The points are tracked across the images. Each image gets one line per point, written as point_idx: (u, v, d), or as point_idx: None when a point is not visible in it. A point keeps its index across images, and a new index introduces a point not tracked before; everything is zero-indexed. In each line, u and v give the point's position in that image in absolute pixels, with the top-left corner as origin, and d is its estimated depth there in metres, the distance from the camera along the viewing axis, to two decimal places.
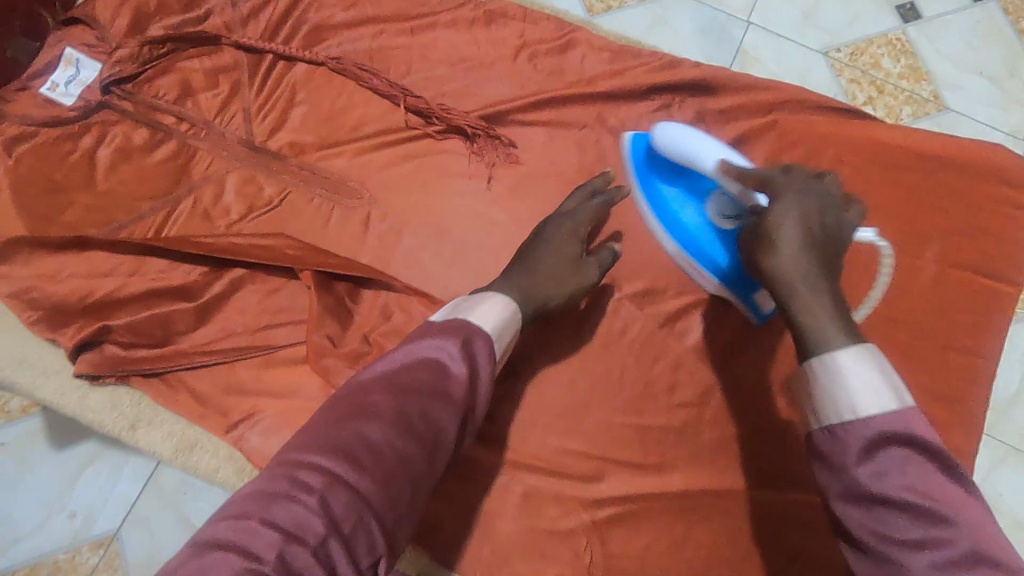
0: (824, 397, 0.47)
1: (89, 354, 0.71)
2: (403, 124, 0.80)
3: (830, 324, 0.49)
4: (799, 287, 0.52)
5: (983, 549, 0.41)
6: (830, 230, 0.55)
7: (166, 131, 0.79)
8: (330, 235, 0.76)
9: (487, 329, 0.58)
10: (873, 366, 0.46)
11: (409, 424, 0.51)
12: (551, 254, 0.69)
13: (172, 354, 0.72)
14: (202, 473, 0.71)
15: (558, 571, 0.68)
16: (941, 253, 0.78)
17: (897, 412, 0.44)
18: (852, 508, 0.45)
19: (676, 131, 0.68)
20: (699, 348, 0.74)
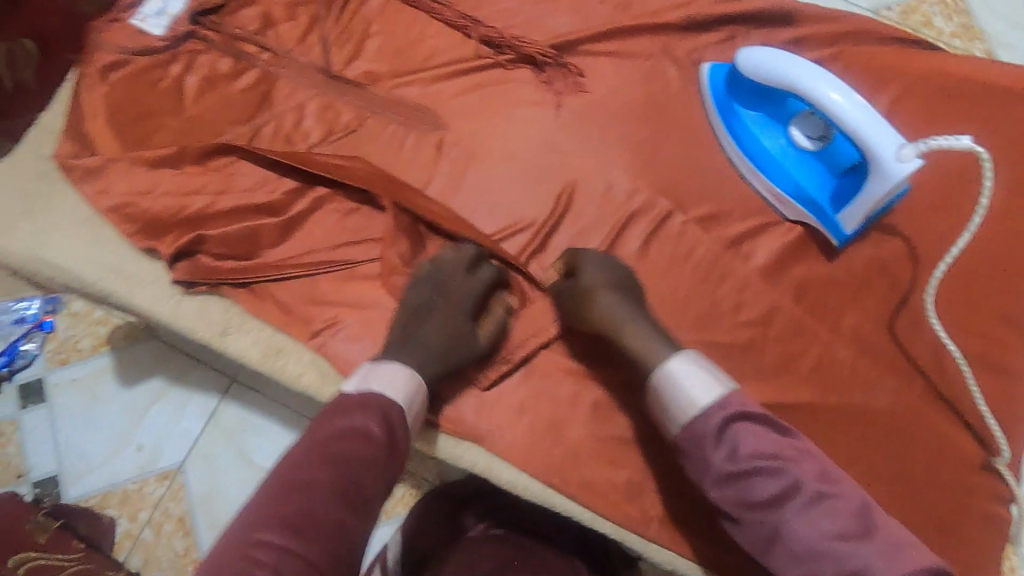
0: (665, 405, 0.60)
1: (184, 264, 0.76)
2: (473, 54, 0.83)
3: (663, 351, 0.63)
4: (619, 324, 0.66)
5: (817, 482, 0.55)
6: (625, 282, 0.70)
7: (249, 60, 0.83)
8: (405, 157, 0.80)
9: (392, 395, 0.62)
10: (698, 364, 0.60)
11: (346, 489, 0.55)
12: (438, 328, 0.68)
13: (260, 266, 0.76)
14: (287, 378, 0.74)
15: (627, 475, 0.71)
16: (1008, 181, 0.79)
17: (721, 399, 0.58)
18: (722, 488, 0.57)
19: (766, 55, 0.71)
20: (764, 268, 0.76)
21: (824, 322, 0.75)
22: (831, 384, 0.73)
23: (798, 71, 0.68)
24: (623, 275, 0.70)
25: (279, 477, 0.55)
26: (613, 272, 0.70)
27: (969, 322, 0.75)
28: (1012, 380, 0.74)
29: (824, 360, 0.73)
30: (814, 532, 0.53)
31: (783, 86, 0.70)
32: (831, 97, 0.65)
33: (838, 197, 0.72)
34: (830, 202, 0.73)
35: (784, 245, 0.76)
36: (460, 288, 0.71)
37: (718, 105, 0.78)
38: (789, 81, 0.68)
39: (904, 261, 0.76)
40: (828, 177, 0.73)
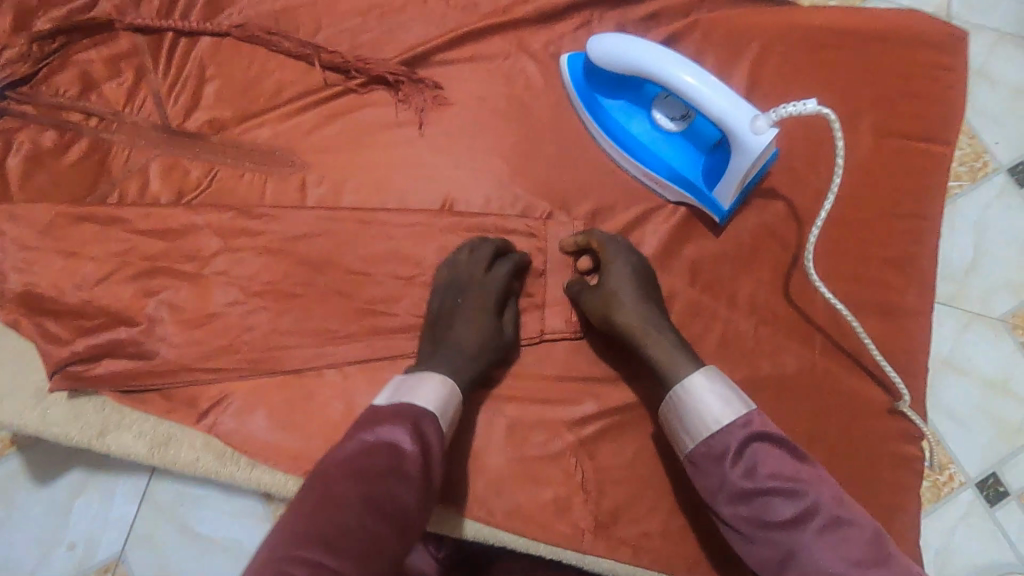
0: (683, 417, 0.60)
1: (68, 372, 0.69)
2: (322, 83, 0.78)
3: (677, 356, 0.63)
4: (643, 331, 0.65)
5: (836, 509, 0.52)
6: (650, 283, 0.69)
7: (75, 130, 0.75)
8: (269, 205, 0.74)
9: (424, 406, 0.58)
10: (721, 381, 0.60)
11: (381, 502, 0.51)
12: (467, 329, 0.67)
13: (154, 371, 0.69)
14: (181, 466, 0.70)
15: (553, 492, 0.69)
16: (875, 125, 0.80)
17: (743, 417, 0.57)
18: (734, 507, 0.55)
19: (614, 41, 0.68)
20: (655, 257, 0.75)
21: (722, 299, 0.74)
22: (737, 358, 0.73)
23: (651, 56, 0.66)
24: (646, 275, 0.69)
25: (313, 483, 0.52)
26: (638, 278, 0.68)
27: (859, 271, 0.76)
28: (906, 319, 0.75)
29: (727, 336, 0.73)
30: (831, 560, 0.50)
31: (638, 72, 0.68)
32: (683, 79, 0.64)
33: (710, 174, 0.71)
34: (703, 180, 0.72)
35: (671, 229, 0.75)
36: (483, 283, 0.69)
37: (581, 96, 0.76)
38: (644, 67, 0.66)
39: (789, 222, 0.76)
40: (698, 155, 0.72)
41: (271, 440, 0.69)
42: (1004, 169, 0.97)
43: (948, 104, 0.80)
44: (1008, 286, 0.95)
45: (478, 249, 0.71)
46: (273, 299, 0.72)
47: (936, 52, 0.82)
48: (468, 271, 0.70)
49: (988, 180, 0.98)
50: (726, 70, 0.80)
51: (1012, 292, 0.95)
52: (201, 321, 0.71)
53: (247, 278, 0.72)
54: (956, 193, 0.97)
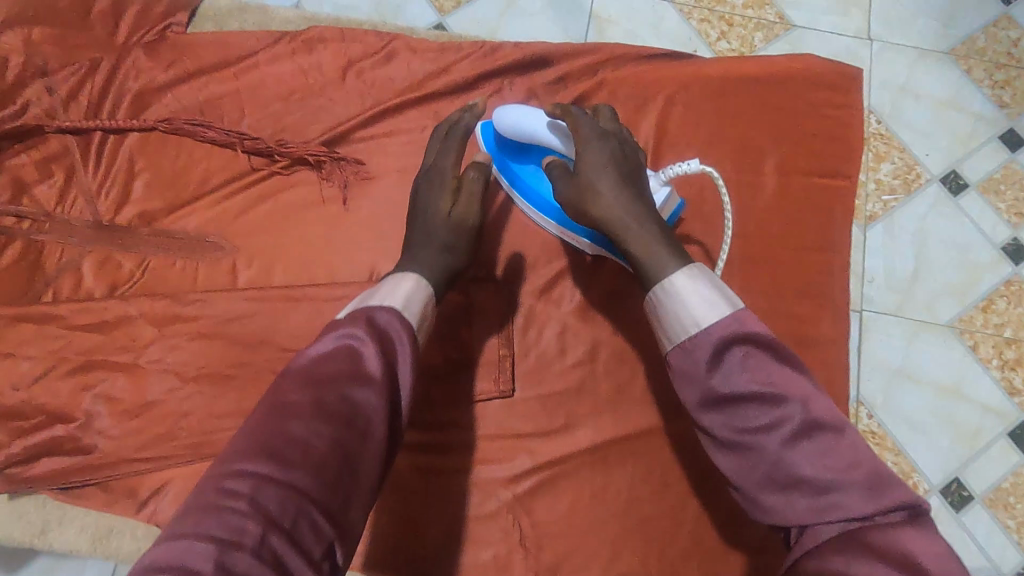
0: (663, 313, 0.57)
1: (6, 475, 0.70)
2: (248, 168, 0.81)
3: (655, 244, 0.60)
4: (623, 222, 0.61)
5: (813, 414, 0.50)
6: (633, 166, 0.65)
7: (7, 233, 0.77)
8: (200, 290, 0.77)
9: (389, 302, 0.58)
10: (706, 280, 0.56)
11: (330, 412, 0.50)
12: (438, 222, 0.69)
13: (92, 466, 0.70)
14: (124, 557, 0.71)
15: (492, 551, 0.71)
16: (777, 166, 0.84)
17: (726, 319, 0.54)
18: (710, 414, 0.54)
19: (513, 114, 0.72)
20: (577, 309, 0.77)
21: (647, 345, 0.76)
22: (664, 402, 0.75)
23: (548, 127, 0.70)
24: (630, 168, 0.65)
25: (268, 400, 0.52)
26: (620, 169, 0.64)
27: (775, 305, 0.79)
28: (824, 349, 0.78)
29: (653, 381, 0.75)
30: (802, 463, 0.49)
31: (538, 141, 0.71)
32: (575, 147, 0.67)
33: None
34: None
35: (591, 281, 0.78)
36: (448, 170, 0.71)
37: (497, 164, 0.77)
38: (542, 139, 0.70)
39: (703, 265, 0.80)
40: None
41: None
42: (937, 179, 1.00)
43: (844, 141, 0.86)
44: (947, 291, 0.97)
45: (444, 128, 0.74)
46: (209, 382, 0.74)
47: (829, 93, 0.87)
48: (439, 153, 0.72)
49: (923, 191, 1.00)
50: (632, 124, 0.85)
51: (954, 297, 0.97)
52: (138, 411, 0.72)
53: (181, 364, 0.74)
54: (893, 205, 0.99)
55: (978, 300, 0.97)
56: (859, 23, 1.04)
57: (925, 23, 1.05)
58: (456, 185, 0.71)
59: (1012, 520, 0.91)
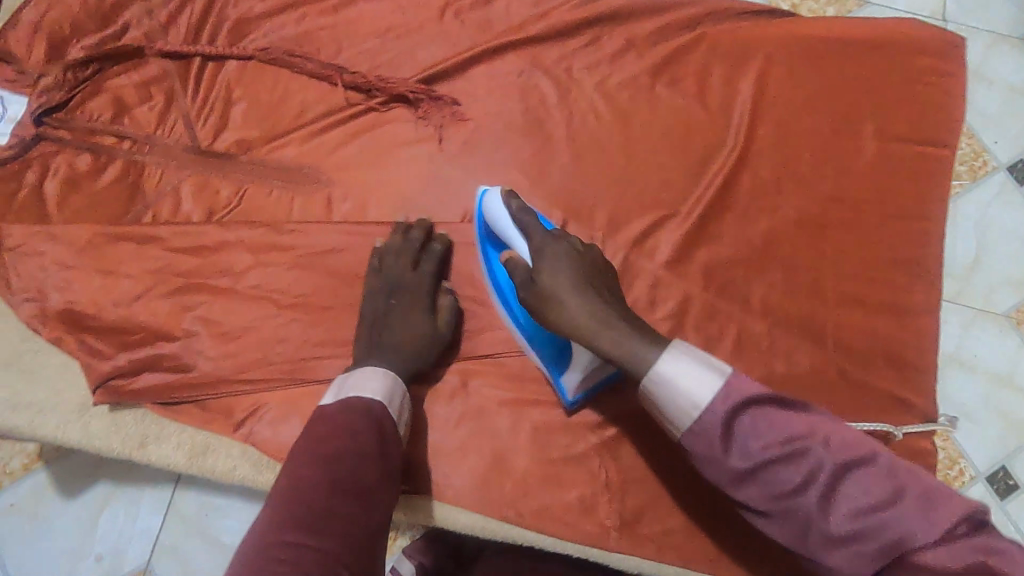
0: (661, 411, 0.51)
1: (109, 387, 0.71)
2: (345, 102, 0.81)
3: (640, 351, 0.52)
4: (590, 327, 0.54)
5: (837, 455, 0.47)
6: (602, 280, 0.57)
7: (109, 153, 0.78)
8: (297, 221, 0.77)
9: (374, 393, 0.62)
10: (692, 354, 0.50)
11: (345, 486, 0.53)
12: (413, 334, 0.70)
13: (191, 384, 0.72)
14: (219, 474, 0.72)
15: (578, 492, 0.72)
16: (878, 130, 0.82)
17: (722, 391, 0.48)
18: (743, 489, 0.49)
19: (495, 209, 0.64)
20: (669, 263, 0.77)
21: (737, 302, 0.77)
22: (751, 360, 0.75)
23: (518, 236, 0.62)
24: (593, 268, 0.58)
25: (269, 490, 0.53)
26: (577, 270, 0.57)
27: (869, 272, 0.78)
28: (917, 318, 0.77)
29: (741, 339, 0.76)
30: (844, 510, 0.46)
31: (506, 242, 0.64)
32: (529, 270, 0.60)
33: (561, 357, 0.69)
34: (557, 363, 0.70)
35: (684, 235, 0.78)
36: (413, 281, 0.72)
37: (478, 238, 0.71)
38: (514, 247, 0.63)
39: (796, 227, 0.79)
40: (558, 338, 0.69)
41: None
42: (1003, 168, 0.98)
43: (947, 110, 0.83)
44: (1008, 282, 0.95)
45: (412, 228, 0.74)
46: (307, 311, 0.75)
47: (934, 61, 0.85)
48: (404, 270, 0.72)
49: (987, 178, 0.98)
50: (733, 79, 0.83)
51: (1013, 288, 0.96)
52: (234, 335, 0.74)
53: (278, 292, 0.75)
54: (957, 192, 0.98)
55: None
56: (931, 4, 1.02)
57: (1017, 4, 1.02)
58: (429, 303, 0.72)
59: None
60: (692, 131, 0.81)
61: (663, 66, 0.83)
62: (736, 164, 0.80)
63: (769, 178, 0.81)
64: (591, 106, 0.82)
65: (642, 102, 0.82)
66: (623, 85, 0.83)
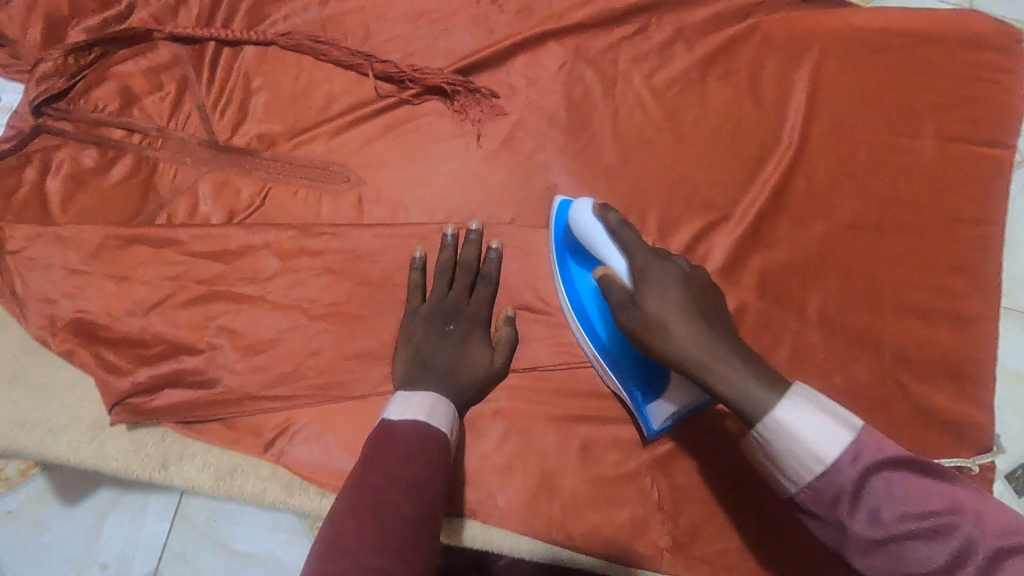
0: (776, 461, 0.47)
1: (127, 405, 0.66)
2: (375, 93, 0.75)
3: (755, 388, 0.49)
4: (701, 359, 0.52)
5: (993, 535, 0.40)
6: (707, 307, 0.56)
7: (117, 147, 0.72)
8: (326, 223, 0.72)
9: (440, 424, 0.58)
10: (814, 405, 0.46)
11: (421, 513, 0.50)
12: (473, 364, 0.66)
13: (216, 401, 0.67)
14: (248, 497, 0.68)
15: (630, 513, 0.68)
16: (937, 129, 0.78)
17: (849, 450, 0.44)
18: (870, 560, 0.44)
19: (584, 220, 0.63)
20: (723, 269, 0.73)
21: (793, 311, 0.73)
22: (809, 372, 0.72)
23: (613, 251, 0.60)
24: (697, 293, 0.56)
25: (343, 501, 0.49)
26: (684, 297, 0.55)
27: (928, 279, 0.75)
28: (975, 326, 0.74)
29: (798, 349, 0.72)
30: None
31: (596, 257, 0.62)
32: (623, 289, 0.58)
33: (650, 383, 0.66)
34: (642, 391, 0.67)
35: (739, 240, 0.74)
36: (471, 310, 0.68)
37: (556, 250, 0.70)
38: (607, 264, 0.60)
39: (853, 232, 0.75)
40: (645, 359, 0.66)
41: (341, 469, 0.67)
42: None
43: (1008, 108, 0.79)
44: None
45: (469, 240, 0.70)
46: (339, 322, 0.70)
47: (995, 55, 0.80)
48: (458, 296, 0.69)
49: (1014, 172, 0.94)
50: (787, 73, 0.78)
51: None
52: (261, 347, 0.68)
53: (309, 300, 0.70)
54: None
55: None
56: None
57: None
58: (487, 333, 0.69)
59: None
60: (745, 128, 0.77)
61: (713, 59, 0.78)
62: (791, 165, 0.76)
63: (824, 180, 0.76)
64: (639, 100, 0.77)
65: (693, 96, 0.77)
66: (672, 78, 0.78)
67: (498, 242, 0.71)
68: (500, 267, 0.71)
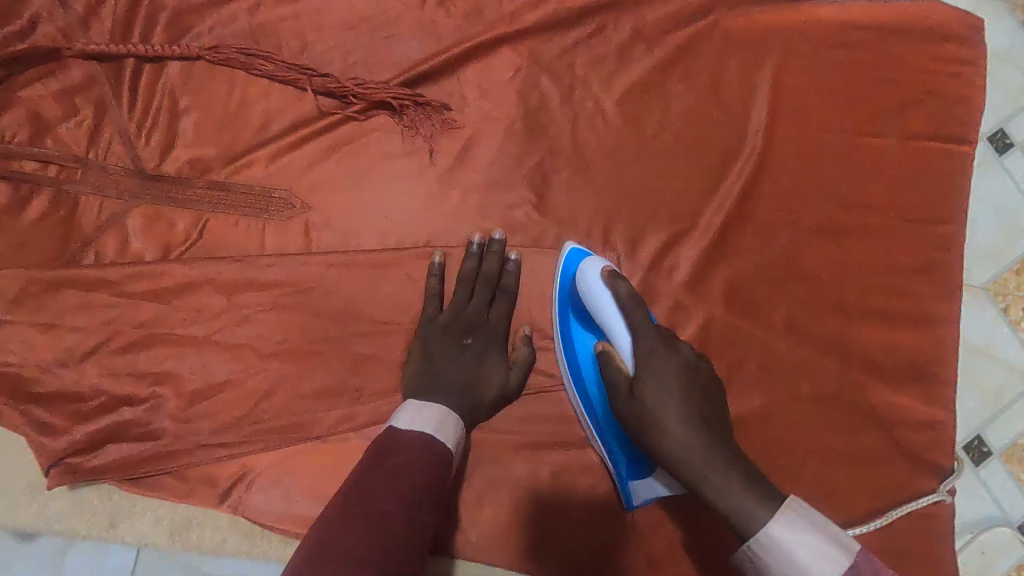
0: (766, 573, 0.45)
1: (66, 465, 0.63)
2: (316, 110, 0.69)
3: (742, 497, 0.48)
4: (692, 465, 0.52)
5: None
6: (705, 399, 0.56)
7: (32, 181, 0.65)
8: (271, 254, 0.67)
9: (444, 439, 0.56)
10: (806, 526, 0.45)
11: (416, 532, 0.49)
12: (492, 379, 0.65)
13: (161, 455, 0.63)
14: (206, 549, 0.66)
15: (604, 538, 0.67)
16: (901, 127, 0.77)
17: (842, 572, 0.42)
18: None
19: (595, 284, 0.63)
20: (689, 283, 0.71)
21: (760, 322, 0.72)
22: (778, 383, 0.71)
23: (621, 330, 0.62)
24: (699, 388, 0.57)
25: (336, 509, 0.48)
26: (683, 388, 0.56)
27: (891, 282, 0.74)
28: (938, 327, 0.74)
29: (766, 361, 0.71)
30: None
31: (602, 326, 0.63)
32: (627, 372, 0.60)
33: (637, 463, 0.65)
34: (626, 468, 0.65)
35: (704, 252, 0.72)
36: (492, 323, 0.67)
37: (558, 303, 0.67)
38: (612, 338, 0.62)
39: (817, 237, 0.74)
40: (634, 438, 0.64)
41: (304, 514, 0.64)
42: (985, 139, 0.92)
43: (971, 101, 0.78)
44: (984, 254, 0.91)
45: (492, 249, 0.68)
46: (291, 361, 0.66)
47: (958, 47, 0.78)
48: (477, 308, 0.67)
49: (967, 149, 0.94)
50: (750, 72, 0.75)
51: (990, 260, 0.91)
52: (211, 392, 0.64)
53: (259, 338, 0.66)
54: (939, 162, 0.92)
55: (1012, 263, 0.91)
56: None
57: None
58: (504, 349, 0.67)
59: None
60: (708, 134, 0.74)
61: (674, 60, 0.75)
62: (756, 170, 0.74)
63: (790, 184, 0.75)
64: (598, 108, 0.73)
65: (653, 101, 0.74)
66: (632, 82, 0.74)
67: (517, 252, 0.68)
68: (519, 278, 0.68)
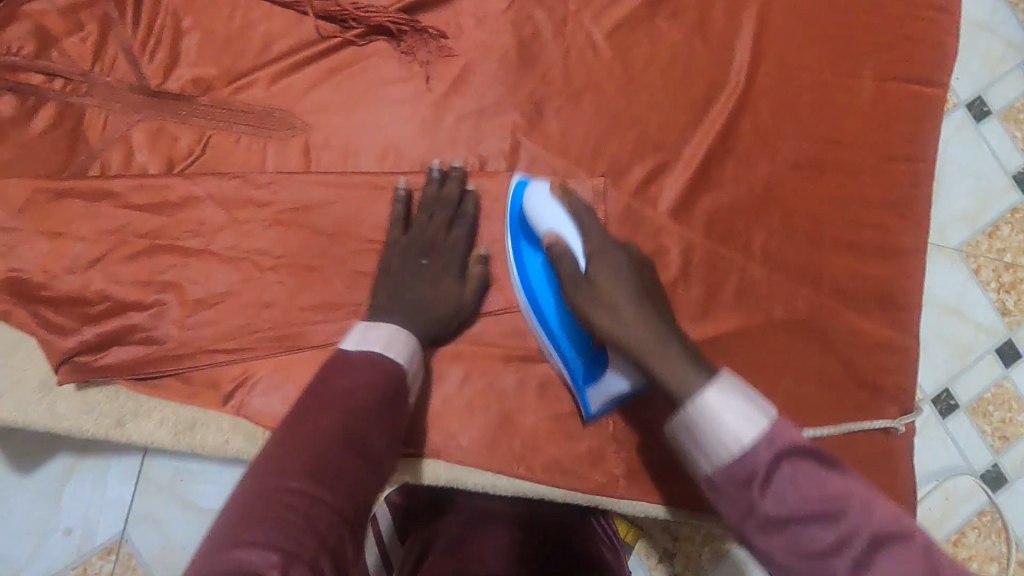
0: (696, 440, 0.47)
1: (75, 365, 0.66)
2: (317, 34, 0.72)
3: (683, 366, 0.52)
4: (643, 346, 0.55)
5: (876, 524, 0.43)
6: (652, 295, 0.60)
7: (37, 93, 0.67)
8: (272, 171, 0.69)
9: (394, 356, 0.57)
10: (742, 392, 0.47)
11: (360, 441, 0.51)
12: (447, 297, 0.67)
13: (165, 358, 0.66)
14: (210, 449, 0.69)
15: (589, 444, 0.71)
16: (877, 68, 0.80)
17: (768, 433, 0.45)
18: (769, 539, 0.45)
19: (543, 205, 0.65)
20: (673, 210, 0.75)
21: (738, 248, 0.76)
22: (753, 306, 0.75)
23: (569, 230, 0.63)
24: (645, 281, 0.60)
25: (283, 426, 0.50)
26: (633, 284, 0.59)
27: (862, 215, 0.79)
28: (905, 258, 0.79)
29: (743, 285, 0.75)
30: None
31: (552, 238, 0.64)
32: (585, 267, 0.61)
33: (594, 366, 0.68)
34: (583, 375, 0.68)
35: (688, 181, 0.75)
36: (449, 245, 0.68)
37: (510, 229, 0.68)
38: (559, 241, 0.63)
39: (794, 170, 0.78)
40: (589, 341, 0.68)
41: None
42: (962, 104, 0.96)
43: (943, 45, 0.82)
44: (960, 217, 0.95)
45: (450, 177, 0.69)
46: (291, 272, 0.69)
47: None
48: (432, 230, 0.68)
49: (947, 115, 0.97)
50: (735, 10, 0.78)
51: (966, 222, 0.95)
52: (213, 300, 0.67)
53: (259, 250, 0.68)
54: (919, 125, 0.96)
55: (986, 226, 0.95)
56: None
57: None
58: (461, 270, 0.69)
59: (990, 427, 0.92)
60: (694, 68, 0.77)
61: None
62: (737, 104, 0.77)
63: (769, 118, 0.78)
64: (589, 40, 0.76)
65: (642, 36, 0.77)
66: (621, 17, 0.77)
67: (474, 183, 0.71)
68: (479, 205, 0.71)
